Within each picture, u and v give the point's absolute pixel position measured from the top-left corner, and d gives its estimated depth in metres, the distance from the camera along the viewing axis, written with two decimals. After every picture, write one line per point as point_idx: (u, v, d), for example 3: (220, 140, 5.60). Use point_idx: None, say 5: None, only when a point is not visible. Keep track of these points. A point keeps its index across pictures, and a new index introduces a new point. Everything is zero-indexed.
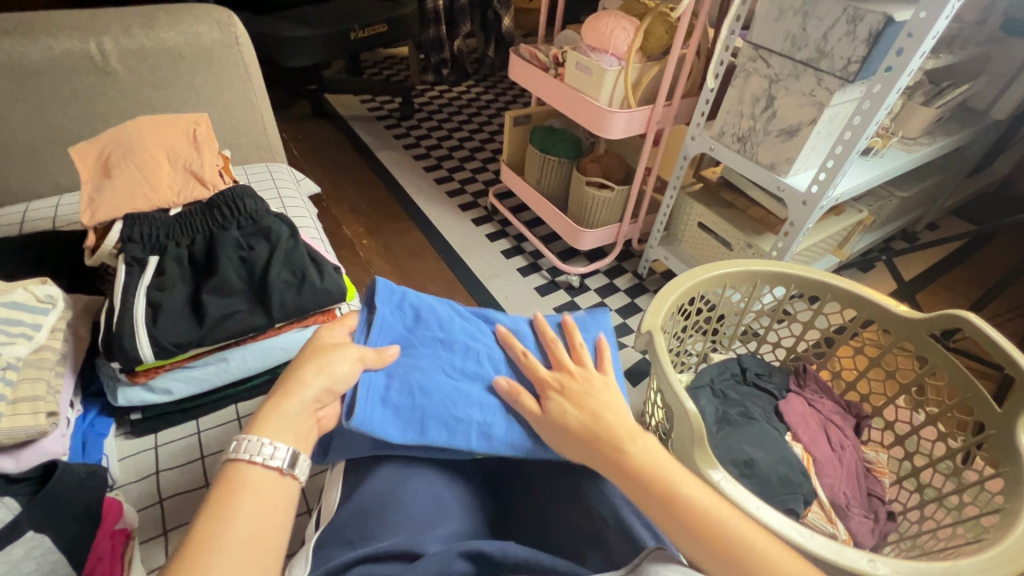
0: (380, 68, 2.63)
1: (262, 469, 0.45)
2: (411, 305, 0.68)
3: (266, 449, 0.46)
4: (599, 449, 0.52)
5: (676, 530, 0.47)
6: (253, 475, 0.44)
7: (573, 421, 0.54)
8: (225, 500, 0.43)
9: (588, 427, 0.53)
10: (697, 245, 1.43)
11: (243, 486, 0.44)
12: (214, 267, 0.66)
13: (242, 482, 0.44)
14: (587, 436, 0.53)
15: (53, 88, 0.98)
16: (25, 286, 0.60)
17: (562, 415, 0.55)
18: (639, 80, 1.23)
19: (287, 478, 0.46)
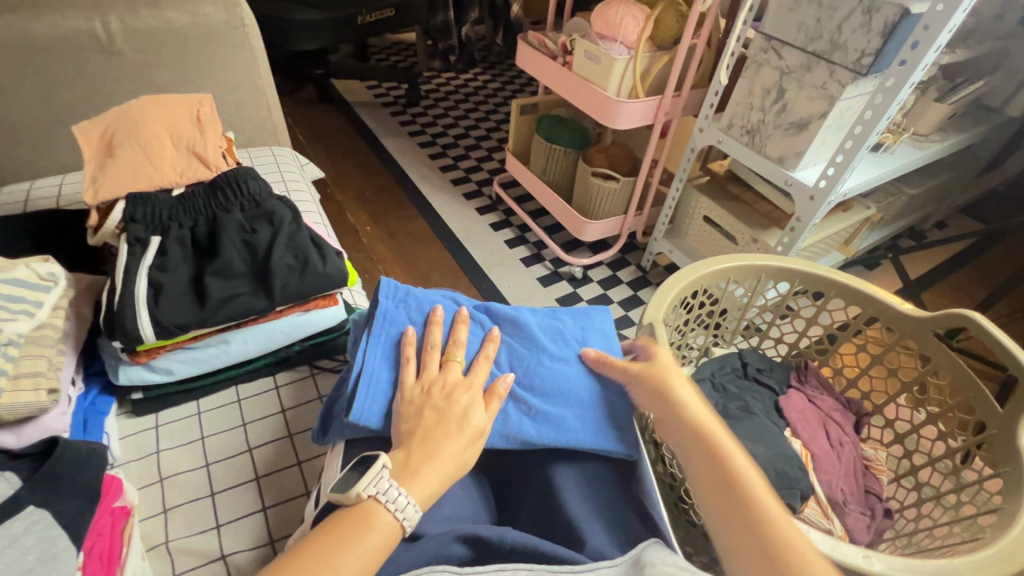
0: (387, 53, 2.61)
1: (383, 514, 0.47)
2: (415, 299, 0.67)
3: (391, 492, 0.48)
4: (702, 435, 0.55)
5: (736, 522, 0.50)
6: (380, 518, 0.47)
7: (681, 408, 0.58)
8: (349, 531, 0.46)
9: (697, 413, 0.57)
10: (702, 239, 1.42)
11: (367, 526, 0.46)
12: (217, 248, 0.66)
13: (370, 522, 0.47)
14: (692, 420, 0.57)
15: (58, 66, 0.98)
16: (28, 264, 0.60)
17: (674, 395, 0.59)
18: (648, 70, 1.21)
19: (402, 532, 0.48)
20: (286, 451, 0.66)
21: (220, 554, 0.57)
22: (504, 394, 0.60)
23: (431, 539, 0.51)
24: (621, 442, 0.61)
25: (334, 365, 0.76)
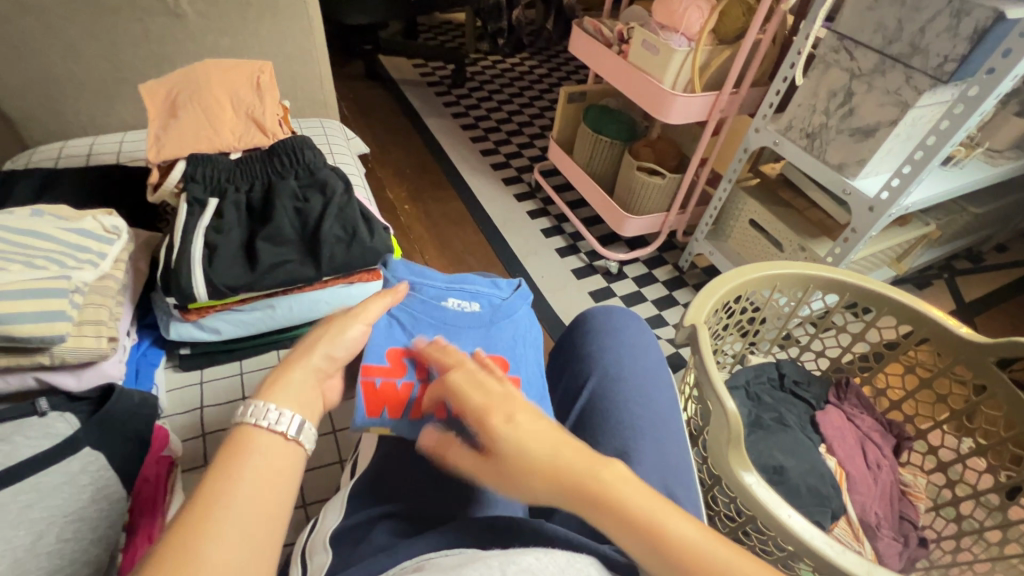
0: (436, 33, 2.60)
1: (269, 435, 0.40)
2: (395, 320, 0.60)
3: (273, 415, 0.41)
4: (592, 504, 0.42)
5: None
6: (263, 447, 0.39)
7: (546, 472, 0.43)
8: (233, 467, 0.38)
9: (550, 462, 0.44)
10: (746, 242, 1.38)
11: (246, 453, 0.39)
12: (270, 214, 0.67)
13: (251, 449, 0.39)
14: (563, 485, 0.43)
15: (126, 25, 1.00)
16: (94, 216, 0.62)
17: (517, 451, 0.44)
18: (708, 64, 1.17)
19: (295, 445, 0.41)
20: None
21: None
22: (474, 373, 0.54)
23: (465, 524, 0.52)
24: (652, 448, 0.63)
25: None
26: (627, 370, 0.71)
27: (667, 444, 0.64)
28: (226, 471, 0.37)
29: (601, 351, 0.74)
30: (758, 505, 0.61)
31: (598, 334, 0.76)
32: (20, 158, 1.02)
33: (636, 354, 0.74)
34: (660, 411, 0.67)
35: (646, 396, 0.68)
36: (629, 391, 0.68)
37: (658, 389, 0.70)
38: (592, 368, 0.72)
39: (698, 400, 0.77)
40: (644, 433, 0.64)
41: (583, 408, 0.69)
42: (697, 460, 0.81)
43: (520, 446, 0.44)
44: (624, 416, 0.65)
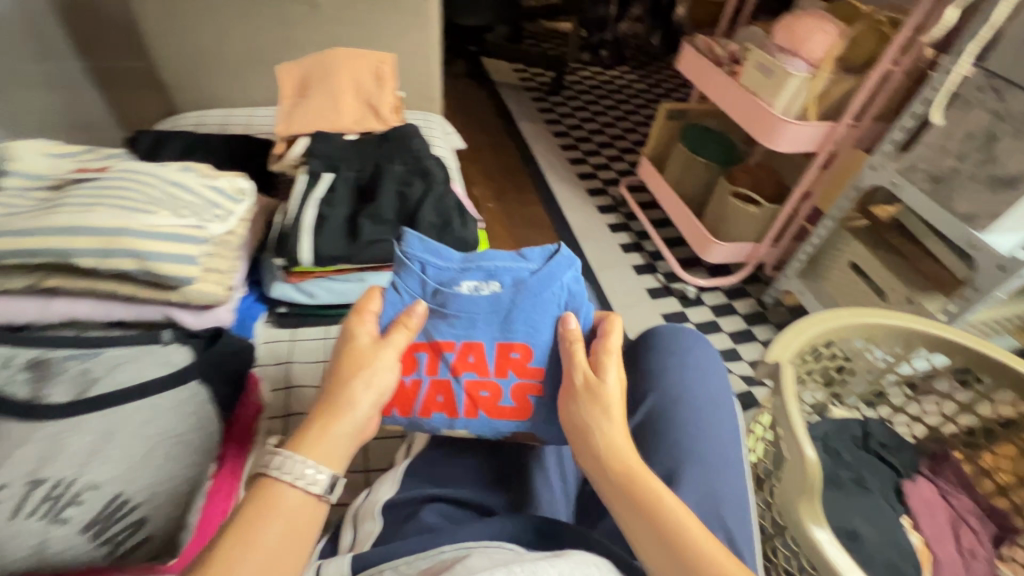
0: (540, 39, 2.65)
1: (293, 491, 0.42)
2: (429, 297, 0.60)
3: (302, 471, 0.43)
4: (644, 513, 0.45)
5: None
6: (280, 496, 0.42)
7: (605, 454, 0.49)
8: (251, 518, 0.40)
9: (615, 448, 0.49)
10: (842, 286, 1.28)
11: (271, 502, 0.42)
12: (376, 195, 0.71)
13: (273, 498, 0.42)
14: (618, 472, 0.47)
15: (271, 12, 1.11)
16: (230, 176, 0.67)
17: (592, 429, 0.50)
18: (827, 92, 1.10)
19: (316, 497, 0.43)
20: None
21: None
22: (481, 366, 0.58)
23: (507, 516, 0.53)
24: (711, 479, 0.60)
25: None
26: (696, 395, 0.68)
27: (726, 474, 0.61)
28: (250, 521, 0.40)
29: (665, 370, 0.71)
30: (827, 567, 0.56)
31: (664, 352, 0.74)
32: (168, 121, 1.15)
33: (708, 382, 0.70)
34: (724, 442, 0.64)
35: (709, 424, 0.65)
36: (693, 415, 0.65)
37: (722, 417, 0.67)
38: (653, 386, 0.70)
39: (772, 443, 0.72)
40: (704, 460, 0.61)
41: (640, 424, 0.67)
42: (760, 506, 0.76)
43: (591, 429, 0.50)
44: (683, 439, 0.63)
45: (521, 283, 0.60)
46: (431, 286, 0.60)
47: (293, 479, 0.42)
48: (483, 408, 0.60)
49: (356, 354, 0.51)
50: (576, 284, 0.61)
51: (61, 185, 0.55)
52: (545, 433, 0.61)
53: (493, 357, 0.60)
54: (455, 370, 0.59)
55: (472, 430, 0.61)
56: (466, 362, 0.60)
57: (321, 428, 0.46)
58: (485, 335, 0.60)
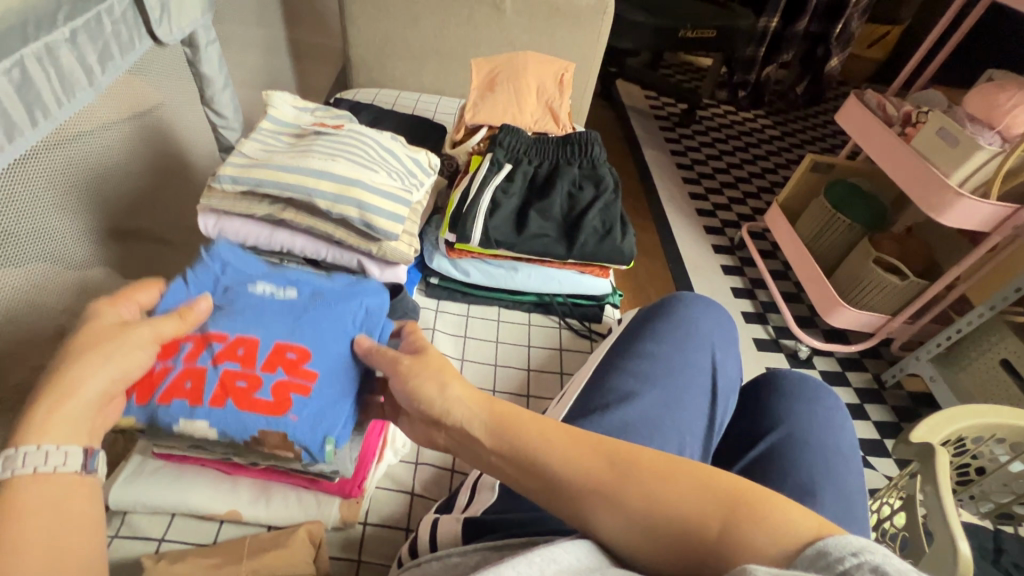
0: (676, 71, 2.64)
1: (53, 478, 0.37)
2: (224, 285, 0.55)
3: (54, 456, 0.37)
4: (525, 459, 0.44)
5: (602, 517, 0.41)
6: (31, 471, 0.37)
7: (460, 415, 0.48)
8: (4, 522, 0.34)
9: (463, 404, 0.48)
10: (987, 383, 1.16)
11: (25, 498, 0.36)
12: (548, 192, 0.75)
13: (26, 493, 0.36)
14: (479, 430, 0.47)
15: (460, 11, 1.20)
16: (427, 153, 0.73)
17: (440, 394, 0.49)
18: (1017, 172, 1.02)
19: (80, 475, 0.38)
20: (522, 380, 0.74)
21: None
22: (275, 350, 0.51)
23: None
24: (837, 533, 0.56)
25: (580, 327, 0.82)
26: (831, 454, 0.64)
27: (848, 527, 0.57)
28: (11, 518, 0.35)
29: (792, 415, 0.68)
30: None
31: (791, 397, 0.71)
32: (346, 93, 1.27)
33: (843, 444, 0.67)
34: (854, 505, 0.60)
35: (841, 483, 0.61)
36: (825, 470, 0.62)
37: (851, 475, 0.63)
38: (775, 424, 0.68)
39: (905, 529, 0.68)
40: (828, 511, 0.58)
41: (759, 463, 0.64)
42: None
43: (438, 389, 0.49)
44: (807, 483, 0.60)
45: (319, 294, 0.57)
46: (222, 284, 0.55)
47: (31, 462, 0.36)
48: (233, 398, 0.48)
49: (92, 333, 0.43)
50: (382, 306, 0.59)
51: (304, 135, 0.64)
52: (298, 433, 0.49)
53: (265, 353, 0.51)
54: (217, 360, 0.49)
55: (214, 427, 0.48)
56: (234, 353, 0.50)
57: (56, 414, 0.39)
58: (265, 332, 0.52)
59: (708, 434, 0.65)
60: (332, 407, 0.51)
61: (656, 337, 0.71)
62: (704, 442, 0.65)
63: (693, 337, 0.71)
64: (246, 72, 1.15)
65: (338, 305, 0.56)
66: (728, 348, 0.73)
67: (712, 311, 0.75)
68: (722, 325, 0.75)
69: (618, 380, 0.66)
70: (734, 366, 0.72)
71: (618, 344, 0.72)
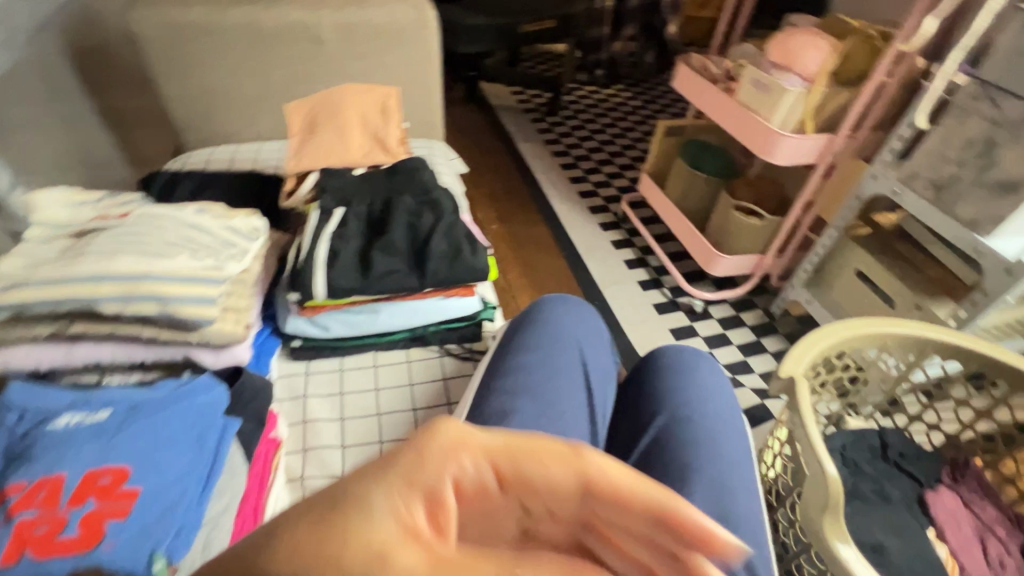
0: (536, 62, 2.71)
1: None
2: (28, 426, 0.49)
3: None
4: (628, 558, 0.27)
5: None
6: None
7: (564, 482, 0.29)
8: None
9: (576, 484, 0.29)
10: (850, 295, 1.28)
11: None
12: (387, 227, 0.72)
13: None
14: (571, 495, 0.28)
15: (279, 51, 1.14)
16: (245, 216, 0.68)
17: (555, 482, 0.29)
18: (823, 105, 1.13)
19: None
20: (410, 423, 0.71)
21: None
22: (89, 478, 0.45)
23: None
24: (723, 501, 0.59)
25: (460, 351, 0.81)
26: (710, 416, 0.68)
27: (732, 489, 0.61)
28: None
29: (670, 391, 0.71)
30: None
31: (669, 372, 0.74)
32: (178, 160, 1.18)
33: (722, 405, 0.70)
34: (733, 467, 0.63)
35: (720, 449, 0.64)
36: (706, 440, 0.65)
37: (729, 438, 0.66)
38: (659, 405, 0.69)
39: (790, 458, 0.73)
40: (713, 480, 0.61)
41: (648, 444, 0.66)
42: (781, 521, 0.76)
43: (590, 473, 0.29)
44: (690, 457, 0.63)
45: (138, 406, 0.51)
46: (21, 431, 0.48)
47: None
48: (32, 547, 0.41)
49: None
50: (216, 400, 0.55)
51: (82, 234, 0.58)
52: (119, 561, 0.42)
53: (72, 486, 0.44)
54: (10, 513, 0.42)
55: None
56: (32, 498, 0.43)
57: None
58: (71, 463, 0.45)
59: (593, 434, 0.66)
60: (160, 523, 0.45)
61: (527, 345, 0.71)
62: (591, 437, 0.66)
63: (561, 338, 0.72)
64: (48, 161, 1.03)
65: (164, 413, 0.51)
66: (596, 341, 0.75)
67: (578, 308, 0.77)
68: (589, 319, 0.77)
69: (495, 399, 0.65)
70: (605, 356, 0.74)
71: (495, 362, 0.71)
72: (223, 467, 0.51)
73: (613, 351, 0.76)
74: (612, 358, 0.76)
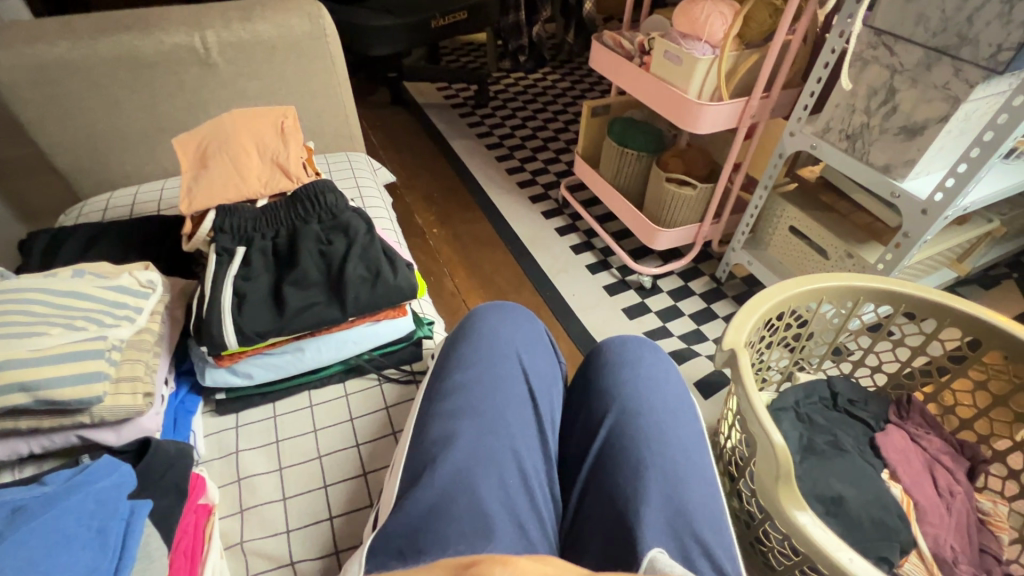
0: (458, 54, 2.65)
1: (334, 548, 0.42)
2: None
3: None
4: None
5: None
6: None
7: None
8: None
9: None
10: (787, 251, 1.31)
11: None
12: (295, 260, 0.67)
13: None
14: None
15: (165, 79, 1.06)
16: (131, 272, 0.64)
17: None
18: (735, 69, 1.13)
19: None
20: (355, 460, 0.67)
21: (289, 560, 0.59)
22: None
23: None
24: (683, 491, 0.58)
25: (399, 375, 0.76)
26: (658, 403, 0.67)
27: (689, 476, 0.60)
28: None
29: (617, 386, 0.70)
30: (815, 548, 0.57)
31: (613, 365, 0.73)
32: (71, 210, 1.08)
33: (669, 389, 0.70)
34: (689, 454, 0.62)
35: (673, 437, 0.63)
36: (659, 431, 0.64)
37: (682, 423, 0.65)
38: (608, 404, 0.68)
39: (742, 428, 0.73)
40: (670, 471, 0.60)
41: (602, 446, 0.65)
42: (745, 492, 0.76)
43: None
44: (646, 454, 0.61)
45: (21, 509, 0.45)
46: None
47: None
48: None
49: None
50: (119, 484, 0.50)
51: None
52: None
53: None
54: None
55: None
56: None
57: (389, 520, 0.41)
58: None
59: (545, 446, 0.64)
60: None
61: (465, 360, 0.68)
62: (543, 448, 0.64)
63: (500, 348, 0.70)
64: None
65: (52, 514, 0.45)
66: (534, 345, 0.73)
67: (513, 315, 0.75)
68: (525, 324, 0.75)
69: (435, 424, 0.62)
70: (545, 359, 0.73)
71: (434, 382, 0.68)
72: (134, 556, 0.46)
73: (554, 353, 0.75)
74: (554, 360, 0.75)
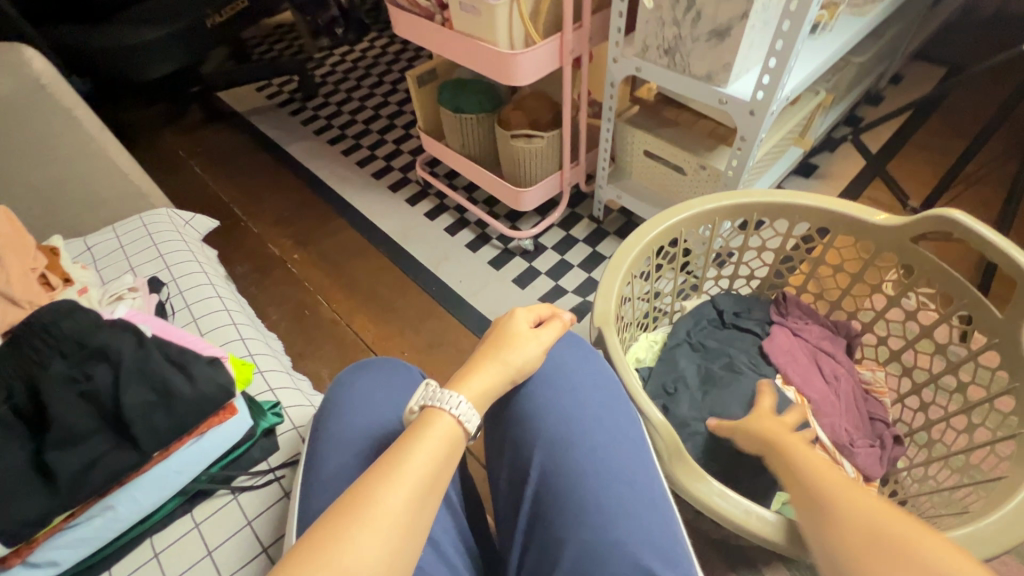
0: (268, 43, 2.33)
1: (445, 418, 0.51)
2: None
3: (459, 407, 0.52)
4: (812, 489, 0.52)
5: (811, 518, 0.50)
6: (442, 422, 0.51)
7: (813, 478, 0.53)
8: (410, 439, 0.49)
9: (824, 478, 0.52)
10: (649, 174, 1.29)
11: (426, 429, 0.50)
12: (47, 416, 0.52)
13: (432, 422, 0.51)
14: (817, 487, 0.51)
15: None
16: None
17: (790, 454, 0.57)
18: (538, 8, 1.04)
19: (463, 433, 0.52)
20: None
21: None
22: None
23: None
24: (589, 516, 0.54)
25: (253, 480, 0.66)
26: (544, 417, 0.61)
27: (586, 487, 0.56)
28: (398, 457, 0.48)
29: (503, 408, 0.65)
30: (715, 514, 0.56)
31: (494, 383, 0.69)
32: None
33: (556, 394, 0.62)
34: (584, 465, 0.57)
35: (566, 452, 0.58)
36: (548, 449, 0.59)
37: (574, 428, 0.60)
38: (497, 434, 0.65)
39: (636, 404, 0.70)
40: (572, 492, 0.56)
41: (505, 483, 0.62)
42: None
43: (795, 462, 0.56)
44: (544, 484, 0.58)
45: None
46: None
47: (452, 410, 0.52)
48: None
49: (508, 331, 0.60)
50: None
51: None
52: None
53: None
54: None
55: None
56: None
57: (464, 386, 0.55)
58: None
59: (448, 501, 0.63)
60: None
61: (328, 446, 0.62)
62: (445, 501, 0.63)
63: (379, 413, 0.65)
64: None
65: None
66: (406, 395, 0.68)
67: (381, 371, 0.70)
68: (400, 374, 0.71)
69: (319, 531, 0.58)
70: None
71: (307, 488, 0.60)
72: None
73: None
74: None
